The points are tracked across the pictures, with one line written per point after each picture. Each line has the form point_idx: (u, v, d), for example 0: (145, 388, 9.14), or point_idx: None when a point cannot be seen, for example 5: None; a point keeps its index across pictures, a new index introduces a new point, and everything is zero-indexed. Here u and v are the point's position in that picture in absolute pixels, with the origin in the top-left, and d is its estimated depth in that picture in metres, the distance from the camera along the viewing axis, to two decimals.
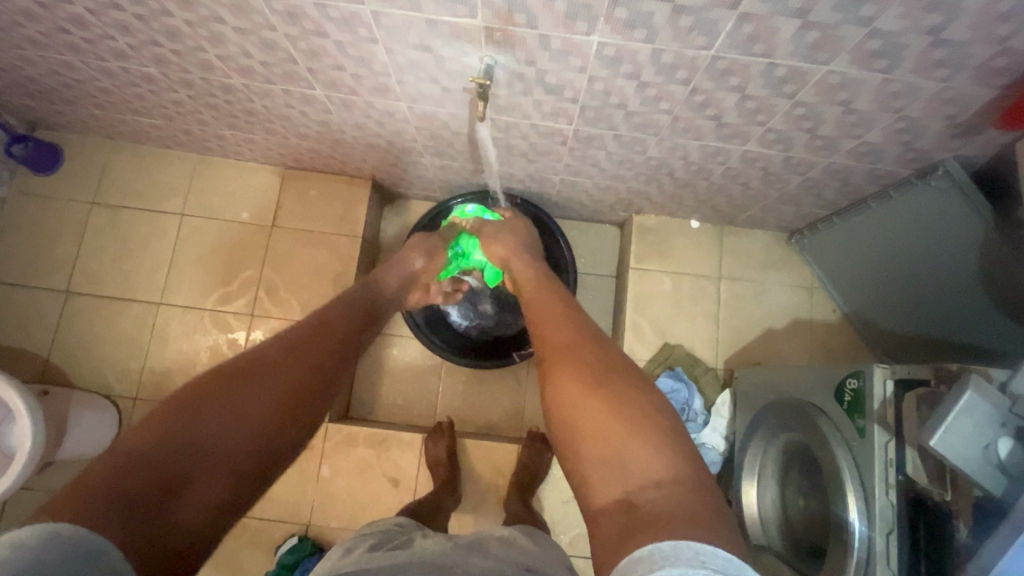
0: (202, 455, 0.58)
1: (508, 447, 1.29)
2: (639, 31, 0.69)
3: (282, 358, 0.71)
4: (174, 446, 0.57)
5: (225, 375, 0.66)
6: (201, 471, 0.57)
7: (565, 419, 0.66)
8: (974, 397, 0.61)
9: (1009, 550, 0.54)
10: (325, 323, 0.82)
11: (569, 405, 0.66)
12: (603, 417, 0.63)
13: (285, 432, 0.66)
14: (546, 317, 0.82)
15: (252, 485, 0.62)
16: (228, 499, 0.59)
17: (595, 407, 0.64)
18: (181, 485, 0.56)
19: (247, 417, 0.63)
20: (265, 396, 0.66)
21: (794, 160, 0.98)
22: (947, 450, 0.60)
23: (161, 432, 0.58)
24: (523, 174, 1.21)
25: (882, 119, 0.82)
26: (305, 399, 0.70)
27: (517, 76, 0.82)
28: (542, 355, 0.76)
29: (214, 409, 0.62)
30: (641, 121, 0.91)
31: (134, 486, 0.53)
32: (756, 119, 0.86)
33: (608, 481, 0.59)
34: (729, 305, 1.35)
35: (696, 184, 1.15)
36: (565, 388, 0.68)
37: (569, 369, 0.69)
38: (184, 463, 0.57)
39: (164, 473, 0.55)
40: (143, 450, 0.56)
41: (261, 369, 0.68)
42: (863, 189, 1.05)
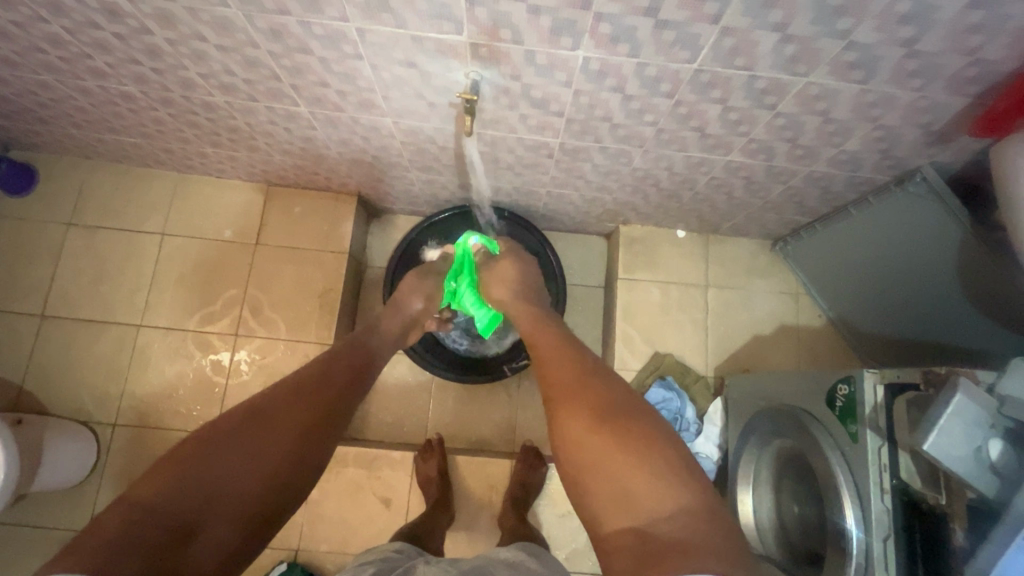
0: (216, 500, 0.59)
1: (501, 463, 1.28)
2: (623, 46, 0.69)
3: (297, 398, 0.71)
4: (191, 490, 0.58)
5: (237, 419, 0.66)
6: (212, 516, 0.58)
7: (566, 454, 0.67)
8: (964, 399, 0.61)
9: (1007, 552, 0.55)
10: (334, 362, 0.81)
11: (579, 429, 0.67)
12: (608, 457, 0.63)
13: (295, 475, 0.65)
14: (544, 351, 0.82)
15: (262, 530, 0.62)
16: (239, 544, 0.59)
17: (596, 442, 0.64)
18: (195, 530, 0.56)
19: (260, 459, 0.63)
20: (279, 438, 0.66)
21: (776, 169, 1.00)
22: (941, 453, 0.61)
23: (182, 474, 0.58)
24: (510, 188, 1.21)
25: (860, 129, 0.84)
26: (313, 441, 0.69)
27: (503, 90, 0.83)
28: (544, 391, 0.76)
29: (224, 453, 0.62)
30: (626, 133, 0.92)
31: (153, 531, 0.54)
32: (739, 129, 0.87)
33: (614, 515, 0.60)
34: (717, 313, 1.36)
35: (680, 194, 1.16)
36: (566, 422, 0.69)
37: (571, 404, 0.70)
38: (200, 507, 0.58)
39: (180, 518, 0.56)
40: (162, 493, 0.57)
41: (275, 410, 0.68)
42: (843, 196, 1.07)
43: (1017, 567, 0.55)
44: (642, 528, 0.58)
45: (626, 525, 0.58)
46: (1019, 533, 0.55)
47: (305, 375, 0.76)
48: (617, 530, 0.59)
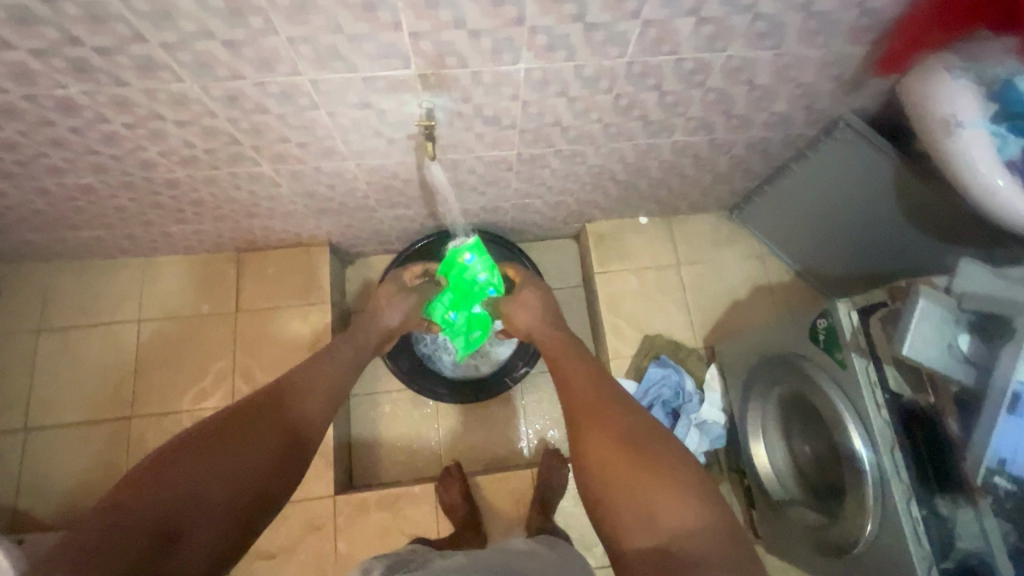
0: (201, 503, 0.59)
1: (522, 473, 1.29)
2: (559, 52, 0.76)
3: (281, 410, 0.72)
4: (177, 491, 0.58)
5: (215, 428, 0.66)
6: (196, 522, 0.58)
7: (598, 468, 0.70)
8: (926, 304, 0.68)
9: (1000, 426, 0.61)
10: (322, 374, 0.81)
11: (606, 452, 0.71)
12: (639, 477, 0.67)
13: (274, 487, 0.66)
14: (564, 372, 0.86)
15: (241, 535, 0.62)
16: (219, 549, 0.60)
17: (619, 463, 0.69)
18: (178, 531, 0.56)
19: (243, 468, 0.64)
20: (261, 450, 0.66)
21: (717, 142, 1.08)
22: (921, 357, 0.67)
23: (166, 476, 0.59)
24: (476, 208, 1.26)
25: (782, 91, 0.93)
26: (293, 451, 0.70)
27: (457, 114, 0.88)
28: (569, 416, 0.79)
29: (205, 460, 0.62)
30: (576, 134, 0.98)
31: (135, 531, 0.54)
32: (677, 111, 0.95)
33: (636, 532, 0.64)
34: (694, 287, 1.43)
35: (636, 182, 1.23)
36: (597, 438, 0.72)
37: (598, 428, 0.74)
38: (185, 509, 0.58)
39: (162, 518, 0.56)
40: (147, 495, 0.57)
41: (260, 420, 0.69)
42: (781, 155, 1.16)
43: (1010, 438, 0.61)
44: (665, 546, 0.62)
45: (652, 544, 0.62)
46: (1004, 408, 0.61)
47: (284, 383, 0.76)
48: (638, 549, 0.63)
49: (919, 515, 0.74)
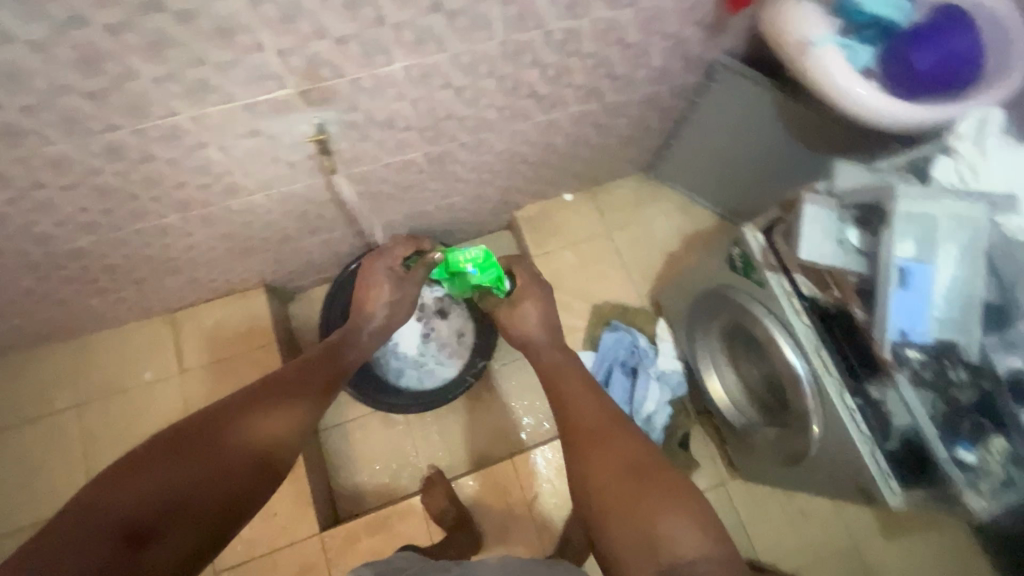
0: (177, 506, 0.57)
1: (504, 466, 1.31)
2: (430, 44, 0.78)
3: (261, 411, 0.69)
4: (150, 495, 0.56)
5: (191, 426, 0.64)
6: (170, 519, 0.56)
7: (607, 496, 0.64)
8: (812, 209, 0.74)
9: (889, 301, 0.68)
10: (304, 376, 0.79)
11: (602, 476, 0.66)
12: (642, 499, 0.62)
13: (257, 484, 0.64)
14: (568, 392, 0.81)
15: (220, 534, 0.60)
16: (195, 548, 0.58)
17: (629, 489, 0.63)
18: (152, 533, 0.54)
19: (220, 467, 0.62)
20: (242, 448, 0.64)
21: (612, 106, 1.12)
22: (815, 257, 0.72)
23: (138, 481, 0.56)
24: (401, 216, 1.26)
25: (654, 45, 0.98)
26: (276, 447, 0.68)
27: (350, 124, 0.89)
28: (565, 434, 0.75)
29: (177, 458, 0.60)
30: (474, 122, 1.01)
31: (105, 538, 0.52)
32: (562, 82, 0.98)
33: (637, 562, 0.59)
34: (629, 250, 1.47)
35: (548, 160, 1.26)
36: (608, 462, 0.67)
37: (597, 450, 0.69)
38: (159, 511, 0.56)
39: (134, 521, 0.54)
40: (118, 501, 0.55)
41: (240, 419, 0.67)
42: (676, 107, 1.21)
43: (900, 308, 0.68)
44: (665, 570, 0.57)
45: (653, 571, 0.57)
46: (888, 283, 0.67)
47: (266, 387, 0.74)
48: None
49: (856, 403, 0.78)
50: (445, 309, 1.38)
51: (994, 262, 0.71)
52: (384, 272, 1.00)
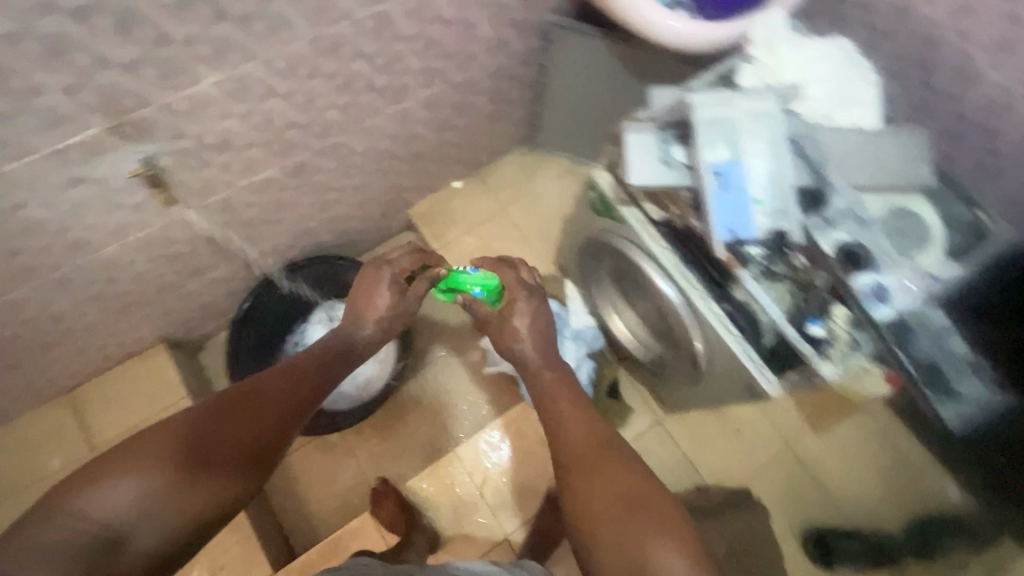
0: (157, 509, 0.59)
1: (448, 459, 1.30)
2: (233, 55, 0.77)
3: (245, 418, 0.70)
4: (128, 507, 0.58)
5: (172, 428, 0.65)
6: (151, 515, 0.59)
7: (602, 528, 0.67)
8: (634, 135, 0.77)
9: (711, 204, 0.71)
10: (286, 383, 0.79)
11: (596, 505, 0.69)
12: (632, 528, 0.65)
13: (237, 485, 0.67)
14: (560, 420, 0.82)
15: (200, 528, 0.63)
16: (175, 542, 0.61)
17: (624, 518, 0.66)
18: (128, 540, 0.57)
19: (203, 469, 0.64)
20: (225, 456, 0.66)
21: (460, 85, 1.14)
22: (644, 179, 0.76)
23: (114, 489, 0.58)
24: (285, 237, 1.25)
25: (477, 16, 0.99)
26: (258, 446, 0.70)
27: (182, 153, 0.86)
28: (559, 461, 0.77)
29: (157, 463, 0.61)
30: (321, 126, 1.00)
31: (84, 545, 0.54)
32: (397, 70, 0.99)
33: None
34: (527, 223, 1.50)
35: (419, 151, 1.27)
36: (604, 495, 0.69)
37: (591, 481, 0.71)
38: (138, 520, 0.58)
39: (112, 529, 0.56)
40: (96, 510, 0.56)
41: (220, 428, 0.68)
42: (528, 74, 1.24)
43: (723, 207, 0.71)
44: None
45: None
46: (706, 187, 0.71)
47: (251, 394, 0.74)
48: None
49: (722, 310, 0.82)
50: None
51: (805, 149, 0.75)
52: (387, 279, 0.92)
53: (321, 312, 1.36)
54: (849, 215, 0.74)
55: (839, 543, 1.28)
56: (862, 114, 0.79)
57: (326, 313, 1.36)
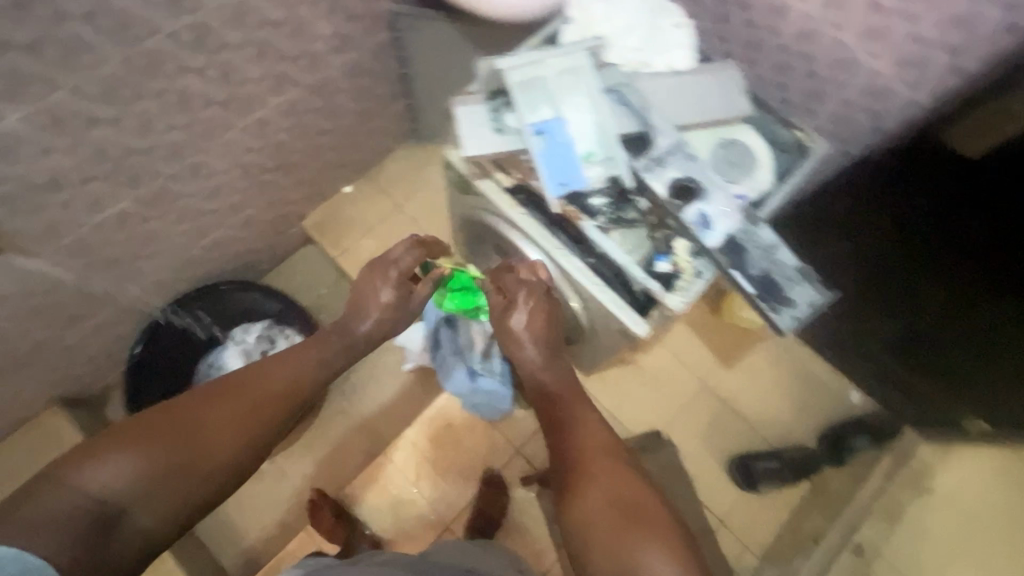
0: (149, 497, 0.66)
1: (382, 463, 1.34)
2: (30, 85, 0.73)
3: (242, 414, 0.76)
4: (127, 485, 0.64)
5: (170, 419, 0.71)
6: (142, 500, 0.65)
7: (591, 526, 0.71)
8: (461, 107, 0.78)
9: (541, 164, 0.74)
10: (288, 370, 0.85)
11: (589, 501, 0.73)
12: (622, 530, 0.69)
13: (225, 478, 0.73)
14: (565, 418, 0.84)
15: (190, 513, 0.71)
16: (165, 526, 0.68)
17: (615, 521, 0.69)
18: (123, 514, 0.64)
19: (197, 461, 0.70)
20: (220, 440, 0.73)
21: (314, 87, 1.12)
22: (478, 149, 0.77)
23: (114, 468, 0.64)
24: (167, 268, 1.21)
25: (309, 15, 0.98)
26: (247, 442, 0.76)
27: (5, 197, 0.82)
28: (563, 458, 0.80)
29: (152, 454, 0.67)
30: (166, 149, 0.97)
31: (82, 519, 0.60)
32: (235, 80, 0.97)
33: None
34: (425, 216, 1.49)
35: (292, 160, 1.25)
36: (600, 504, 0.72)
37: (591, 481, 0.74)
38: (135, 497, 0.65)
39: (110, 506, 0.63)
40: (98, 486, 0.62)
41: (217, 416, 0.74)
42: (389, 68, 1.24)
43: (552, 166, 0.74)
44: None
45: None
46: (533, 149, 0.74)
47: (250, 393, 0.78)
48: None
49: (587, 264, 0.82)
50: (272, 335, 1.35)
51: (626, 97, 0.78)
52: (393, 280, 0.94)
53: (234, 344, 1.35)
54: (678, 152, 0.78)
55: (761, 464, 1.32)
56: (678, 56, 0.83)
57: (239, 345, 1.35)
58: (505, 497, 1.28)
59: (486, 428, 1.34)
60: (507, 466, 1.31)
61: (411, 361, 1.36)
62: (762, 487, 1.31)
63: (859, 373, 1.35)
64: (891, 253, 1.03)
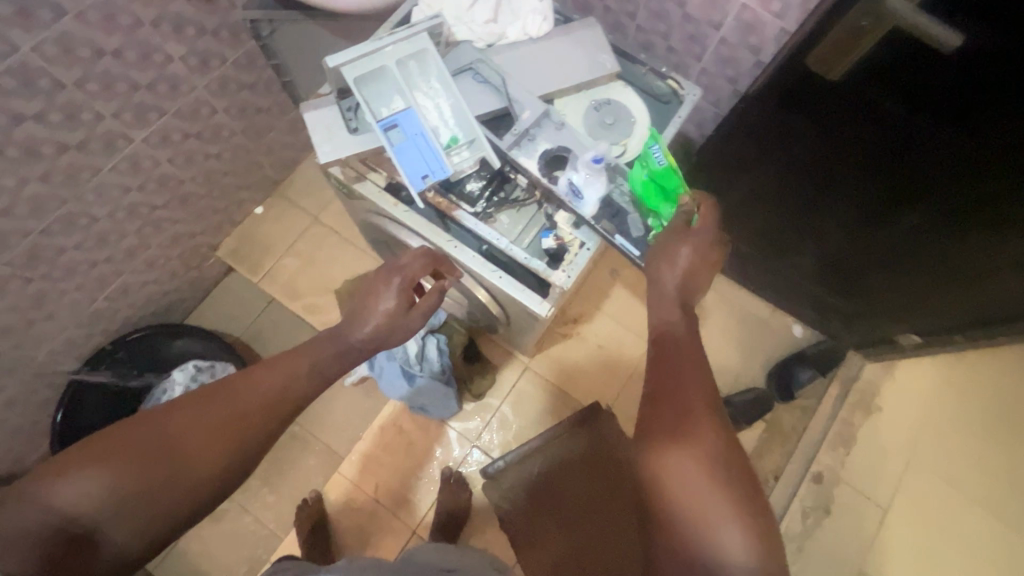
0: (125, 514, 0.53)
1: (337, 480, 1.29)
2: None
3: (234, 414, 0.60)
4: (96, 502, 0.52)
5: (153, 419, 0.57)
6: (114, 518, 0.53)
7: (676, 497, 0.52)
8: (312, 111, 0.75)
9: (401, 159, 0.71)
10: (277, 374, 0.64)
11: (679, 460, 0.53)
12: (708, 504, 0.51)
13: (223, 483, 0.59)
14: (677, 370, 0.59)
15: (185, 522, 0.58)
16: (149, 544, 0.55)
17: (706, 499, 0.51)
18: (96, 534, 0.53)
19: (183, 469, 0.56)
20: (202, 448, 0.57)
21: (186, 111, 1.06)
22: (334, 153, 0.74)
23: (81, 484, 0.52)
24: (74, 326, 1.15)
25: (154, 37, 0.91)
26: (243, 445, 0.60)
27: None
28: (661, 399, 0.57)
29: (123, 465, 0.54)
30: (28, 204, 0.91)
31: (49, 538, 0.51)
32: (88, 121, 0.90)
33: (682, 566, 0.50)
34: (344, 223, 1.45)
35: (184, 191, 1.19)
36: (696, 477, 0.52)
37: (688, 441, 0.54)
38: (108, 513, 0.53)
39: (76, 524, 0.52)
40: (63, 504, 0.52)
41: (197, 418, 0.58)
42: (267, 77, 1.17)
43: (414, 157, 0.71)
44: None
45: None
46: (390, 143, 0.71)
47: (243, 393, 0.61)
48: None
49: (480, 253, 0.80)
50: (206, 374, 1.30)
51: (483, 77, 0.76)
52: (398, 287, 0.73)
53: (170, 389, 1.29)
54: (544, 122, 0.76)
55: None
56: (531, 22, 0.79)
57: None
58: (469, 492, 1.26)
59: (439, 427, 1.32)
60: (466, 461, 1.30)
61: (352, 376, 1.34)
62: None
63: (797, 306, 1.36)
64: (800, 188, 1.02)
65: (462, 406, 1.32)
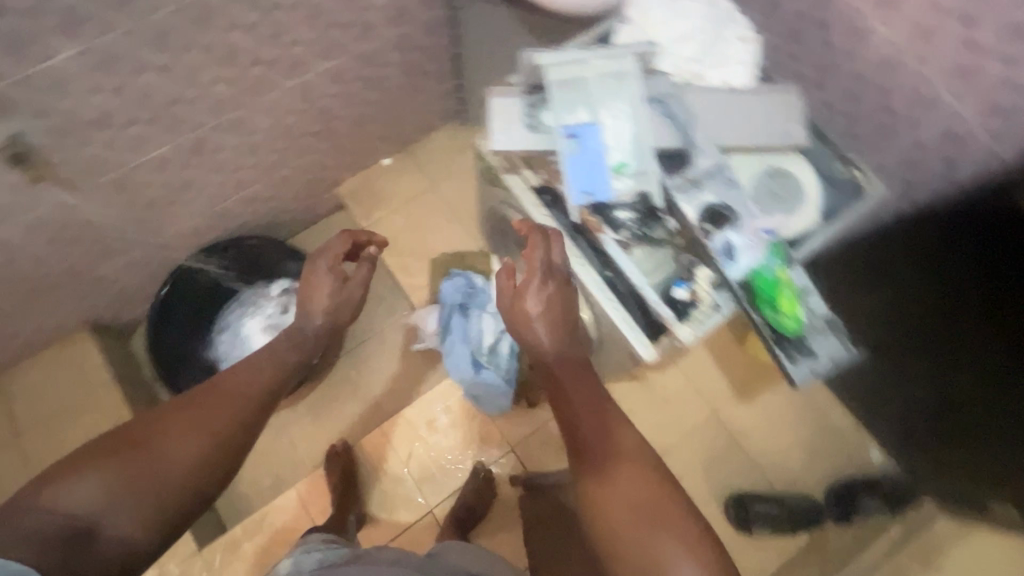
0: (125, 504, 0.63)
1: (379, 435, 1.33)
2: (88, 25, 0.76)
3: (208, 420, 0.72)
4: (94, 502, 0.62)
5: (128, 435, 0.67)
6: (119, 513, 0.63)
7: (607, 514, 0.60)
8: (499, 98, 0.77)
9: (569, 169, 0.72)
10: (244, 377, 0.81)
11: (599, 485, 0.62)
12: (633, 511, 0.59)
13: (204, 479, 0.69)
14: (576, 412, 0.68)
15: (180, 517, 0.68)
16: (147, 537, 0.65)
17: (629, 513, 0.59)
18: (99, 531, 0.61)
19: (178, 464, 0.68)
20: (186, 447, 0.69)
21: (364, 56, 1.11)
22: (504, 144, 0.75)
23: (87, 486, 0.62)
24: (203, 217, 1.24)
25: None
26: (221, 445, 0.72)
27: (54, 131, 0.86)
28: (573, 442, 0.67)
29: (121, 467, 0.64)
30: (211, 101, 0.98)
31: (56, 537, 0.59)
32: (285, 42, 0.97)
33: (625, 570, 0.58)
34: (458, 199, 1.47)
35: (334, 126, 1.25)
36: (616, 495, 0.61)
37: (605, 464, 0.63)
38: (110, 505, 0.63)
39: (84, 520, 0.61)
40: (70, 505, 0.61)
41: (177, 425, 0.70)
42: (442, 45, 1.21)
43: (581, 172, 0.73)
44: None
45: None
46: (565, 149, 0.72)
47: (212, 400, 0.75)
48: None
49: (602, 279, 0.77)
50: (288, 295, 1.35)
51: (669, 111, 0.75)
52: None
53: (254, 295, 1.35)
54: (716, 174, 0.74)
55: (759, 507, 1.27)
56: (734, 72, 0.78)
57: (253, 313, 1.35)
58: (493, 493, 1.27)
59: (483, 421, 1.33)
60: (498, 462, 1.31)
61: (422, 342, 1.38)
62: (755, 529, 1.27)
63: (881, 430, 1.27)
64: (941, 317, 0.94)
65: (512, 408, 1.32)
